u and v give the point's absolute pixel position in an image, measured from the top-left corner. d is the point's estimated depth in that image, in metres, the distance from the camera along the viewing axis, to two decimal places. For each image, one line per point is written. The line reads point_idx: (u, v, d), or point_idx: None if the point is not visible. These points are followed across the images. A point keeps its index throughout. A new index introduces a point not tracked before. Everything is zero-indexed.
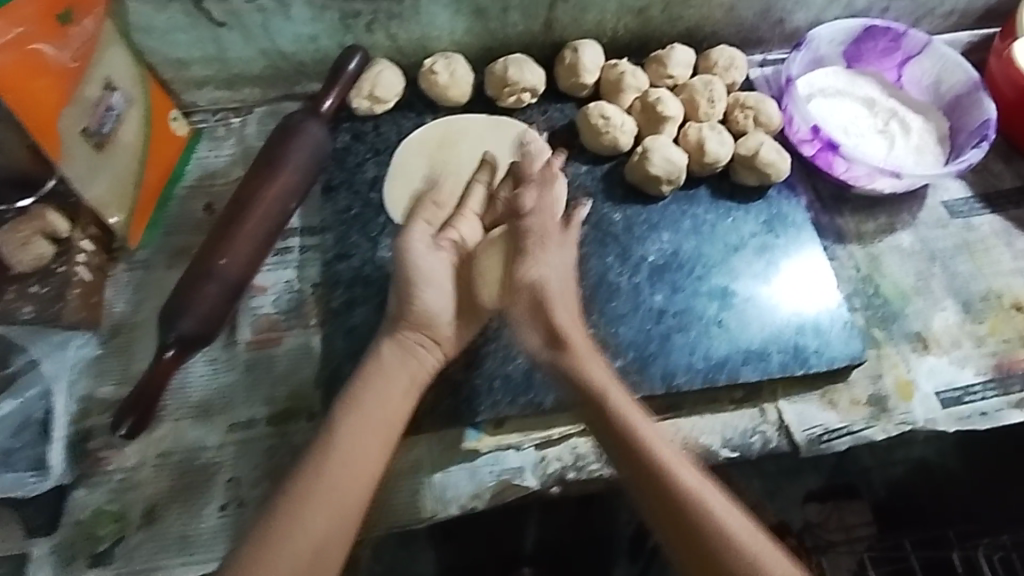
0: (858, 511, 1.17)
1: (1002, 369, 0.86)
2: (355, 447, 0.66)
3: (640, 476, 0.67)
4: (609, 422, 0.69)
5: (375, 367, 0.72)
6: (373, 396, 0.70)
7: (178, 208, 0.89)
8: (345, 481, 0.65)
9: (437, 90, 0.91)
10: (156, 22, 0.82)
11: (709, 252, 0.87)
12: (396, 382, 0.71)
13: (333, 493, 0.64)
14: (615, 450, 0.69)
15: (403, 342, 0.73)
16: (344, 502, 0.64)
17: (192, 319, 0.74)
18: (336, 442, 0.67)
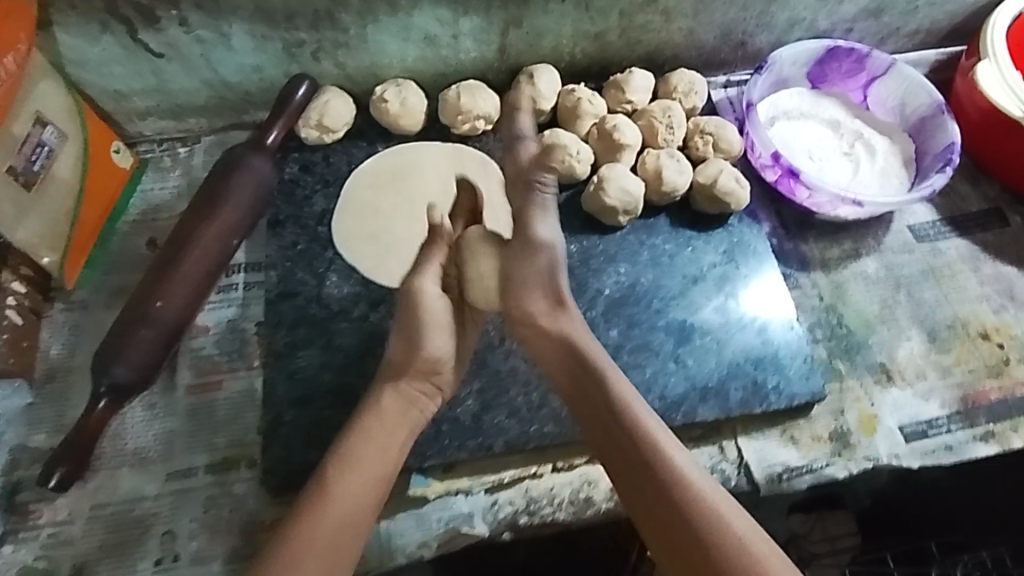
0: (844, 522, 1.11)
1: (968, 401, 0.84)
2: (363, 466, 0.64)
3: (630, 455, 0.64)
4: (595, 398, 0.67)
5: (374, 410, 0.68)
6: (373, 417, 0.68)
7: (119, 245, 0.86)
8: (351, 510, 0.62)
9: (389, 119, 0.88)
10: (90, 55, 0.80)
11: (667, 284, 0.85)
12: (406, 415, 0.69)
13: (337, 518, 0.61)
14: (606, 430, 0.66)
15: (407, 392, 0.70)
16: (342, 529, 0.60)
17: (126, 365, 0.72)
18: (341, 463, 0.64)
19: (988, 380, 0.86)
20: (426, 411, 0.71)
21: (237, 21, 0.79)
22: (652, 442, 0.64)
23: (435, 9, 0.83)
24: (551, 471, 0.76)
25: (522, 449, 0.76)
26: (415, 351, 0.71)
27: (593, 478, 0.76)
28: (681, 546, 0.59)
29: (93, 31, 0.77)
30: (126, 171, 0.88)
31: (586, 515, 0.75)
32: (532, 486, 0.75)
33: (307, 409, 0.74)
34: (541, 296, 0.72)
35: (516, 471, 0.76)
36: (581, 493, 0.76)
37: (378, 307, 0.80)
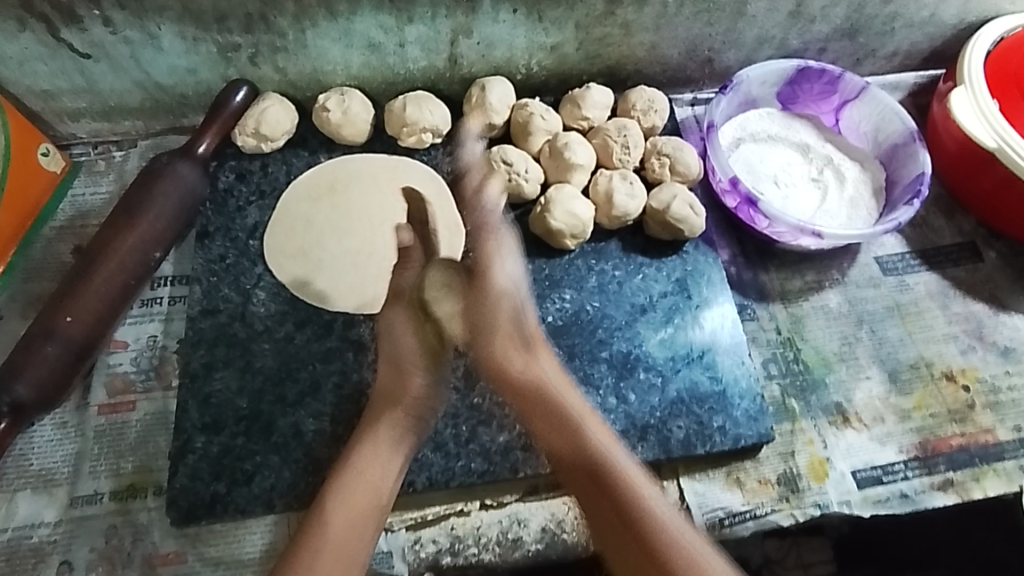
0: (819, 547, 1.00)
1: (927, 448, 0.79)
2: (356, 490, 0.60)
3: (597, 489, 0.59)
4: (567, 436, 0.62)
5: (368, 437, 0.64)
6: (368, 443, 0.64)
7: (42, 251, 0.82)
8: (351, 528, 0.58)
9: (330, 128, 0.84)
10: (10, 53, 0.76)
11: (613, 313, 0.80)
12: (405, 433, 0.65)
13: (341, 536, 0.58)
14: (577, 473, 0.61)
15: (395, 426, 0.65)
16: (348, 542, 0.58)
17: (26, 384, 0.68)
18: (336, 489, 0.60)
19: (950, 426, 0.81)
20: (421, 425, 0.67)
21: (164, 22, 0.76)
22: (608, 458, 0.60)
23: (377, 16, 0.79)
24: (479, 508, 0.72)
25: (446, 486, 0.71)
26: (401, 379, 0.68)
27: (522, 517, 0.72)
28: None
29: (11, 28, 0.74)
30: (56, 174, 0.84)
31: (513, 558, 0.71)
32: (456, 524, 0.71)
33: (218, 436, 0.71)
34: (508, 340, 0.67)
35: (441, 507, 0.71)
36: (509, 533, 0.71)
37: (304, 328, 0.76)
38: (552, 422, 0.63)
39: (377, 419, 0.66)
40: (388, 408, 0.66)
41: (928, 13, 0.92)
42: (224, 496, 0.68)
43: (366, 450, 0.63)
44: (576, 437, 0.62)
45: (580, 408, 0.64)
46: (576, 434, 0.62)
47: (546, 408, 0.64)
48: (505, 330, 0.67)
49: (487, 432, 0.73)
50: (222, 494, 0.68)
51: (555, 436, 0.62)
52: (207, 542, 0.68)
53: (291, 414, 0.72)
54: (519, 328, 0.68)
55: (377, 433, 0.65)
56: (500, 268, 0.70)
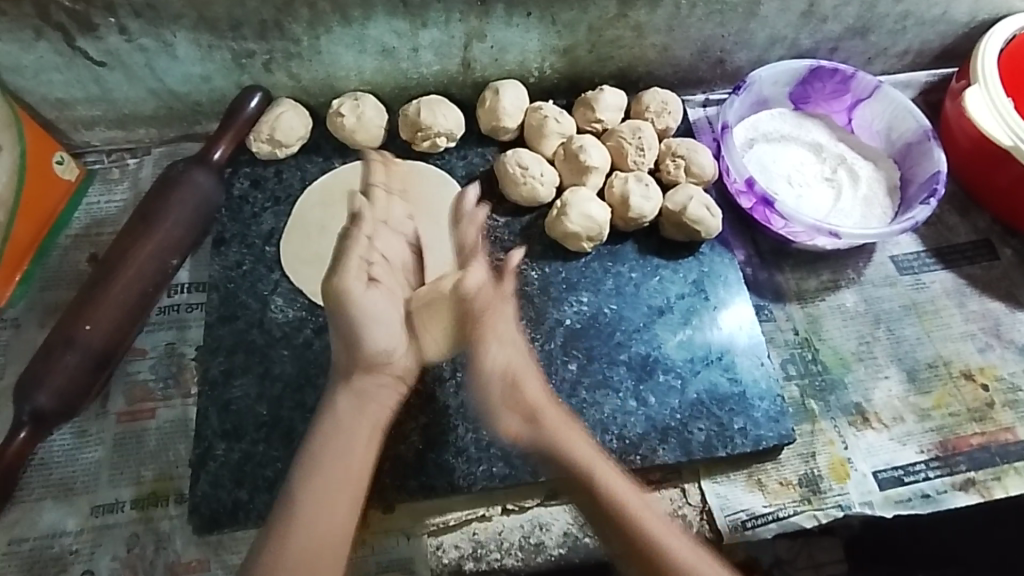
0: (829, 547, 0.98)
1: (947, 447, 0.79)
2: (322, 477, 0.62)
3: (601, 521, 0.65)
4: (570, 477, 0.67)
5: (330, 416, 0.67)
6: (330, 424, 0.66)
7: (58, 260, 0.82)
8: (326, 514, 0.61)
9: (344, 134, 0.84)
10: (25, 62, 0.76)
11: (631, 316, 0.80)
12: (361, 418, 0.67)
13: (312, 530, 0.59)
14: (577, 494, 0.66)
15: (361, 390, 0.69)
16: (321, 534, 0.60)
17: (46, 393, 0.67)
18: (304, 478, 0.62)
19: (970, 425, 0.80)
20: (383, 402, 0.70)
21: (179, 30, 0.76)
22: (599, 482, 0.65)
23: (391, 21, 0.79)
24: (500, 513, 0.72)
25: (469, 490, 0.71)
26: (359, 352, 0.70)
27: (544, 521, 0.72)
28: None
29: (27, 37, 0.74)
30: (70, 183, 0.84)
31: (535, 562, 0.71)
32: (479, 529, 0.71)
33: (239, 443, 0.71)
34: (499, 389, 0.71)
35: (462, 513, 0.71)
36: (531, 537, 0.71)
37: (322, 334, 0.76)
38: (549, 458, 0.68)
39: (334, 403, 0.67)
40: (343, 385, 0.69)
41: (940, 11, 0.92)
42: (246, 503, 0.68)
43: (327, 441, 0.65)
44: (577, 476, 0.66)
45: (581, 446, 0.68)
46: (574, 469, 0.66)
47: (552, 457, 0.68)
48: (507, 403, 0.71)
49: None
50: (244, 500, 0.68)
51: (568, 478, 0.67)
52: (230, 548, 0.68)
53: (311, 420, 0.72)
54: (516, 393, 0.71)
55: (336, 408, 0.67)
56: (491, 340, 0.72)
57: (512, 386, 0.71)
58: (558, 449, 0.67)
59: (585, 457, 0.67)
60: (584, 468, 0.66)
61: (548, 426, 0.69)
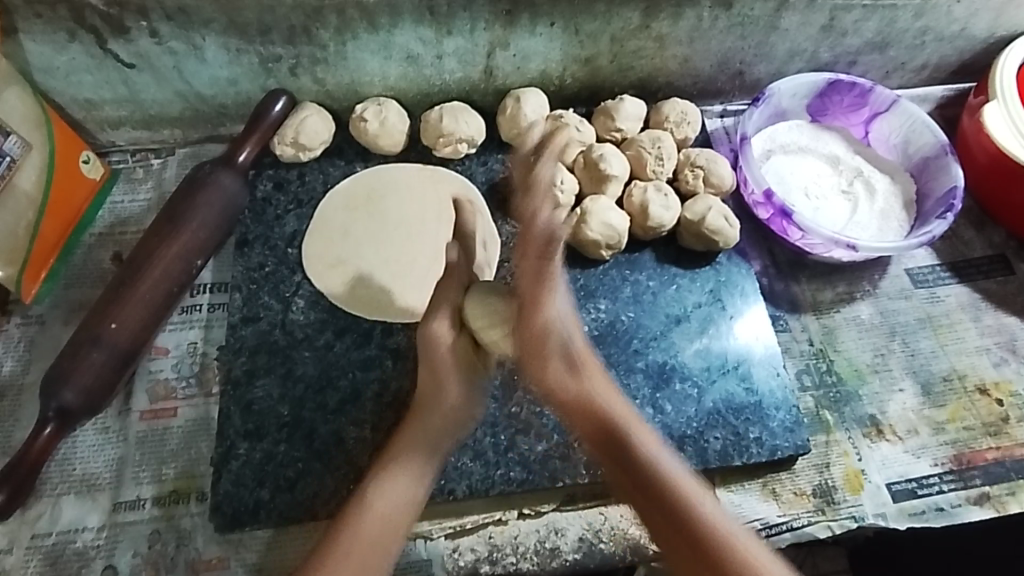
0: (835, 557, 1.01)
1: (962, 461, 0.79)
2: (398, 483, 0.60)
3: (645, 492, 0.58)
4: (613, 438, 0.60)
5: (407, 450, 0.63)
6: (408, 442, 0.63)
7: (83, 258, 0.83)
8: (400, 506, 0.59)
9: (367, 138, 0.85)
10: (58, 64, 0.78)
11: (648, 324, 0.81)
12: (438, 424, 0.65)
13: (381, 513, 0.58)
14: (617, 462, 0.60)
15: (430, 430, 0.64)
16: (374, 546, 0.57)
17: (72, 390, 0.68)
18: (378, 483, 0.60)
19: (985, 439, 0.81)
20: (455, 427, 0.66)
21: (209, 34, 0.77)
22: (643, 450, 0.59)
23: (417, 29, 0.80)
24: (516, 517, 0.72)
25: (488, 493, 0.72)
26: (432, 396, 0.66)
27: (560, 526, 0.72)
28: None
29: (61, 39, 0.75)
30: (96, 181, 0.85)
31: (551, 566, 0.71)
32: (495, 532, 0.72)
33: (261, 443, 0.71)
34: (556, 360, 0.62)
35: (479, 516, 0.72)
36: (546, 542, 0.72)
37: (343, 336, 0.77)
38: (597, 424, 0.61)
39: (410, 435, 0.64)
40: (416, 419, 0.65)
41: (958, 27, 0.92)
42: (267, 503, 0.69)
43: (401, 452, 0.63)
44: (628, 455, 0.59)
45: (635, 422, 0.61)
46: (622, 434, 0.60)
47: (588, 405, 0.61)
48: (555, 355, 0.63)
49: (525, 441, 0.73)
50: (265, 500, 0.69)
51: (614, 452, 0.60)
52: (252, 548, 0.69)
53: (331, 422, 0.73)
54: (563, 352, 0.63)
55: (409, 434, 0.64)
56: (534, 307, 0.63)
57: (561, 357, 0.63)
58: (611, 418, 0.61)
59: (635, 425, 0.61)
60: (627, 431, 0.60)
61: (601, 398, 0.62)
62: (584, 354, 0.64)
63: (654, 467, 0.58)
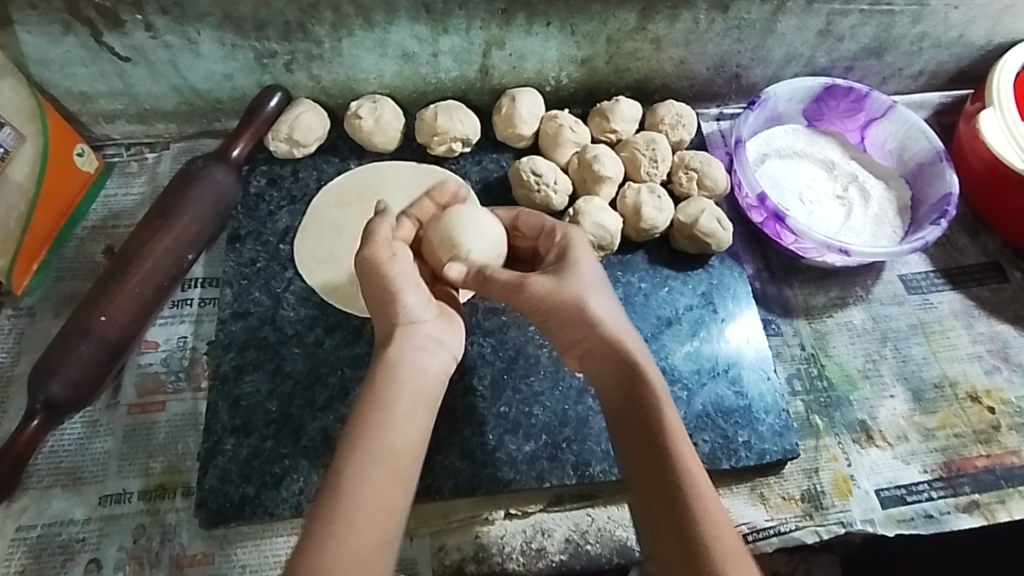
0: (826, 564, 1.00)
1: (951, 468, 0.79)
2: (380, 439, 0.57)
3: (646, 444, 0.59)
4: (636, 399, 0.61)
5: (396, 379, 0.61)
6: (388, 388, 0.61)
7: (75, 251, 0.83)
8: (379, 488, 0.55)
9: (362, 135, 0.85)
10: (53, 55, 0.78)
11: (639, 325, 0.81)
12: (410, 380, 0.62)
13: (364, 486, 0.55)
14: (630, 414, 0.61)
15: (403, 352, 0.63)
16: (382, 500, 0.55)
17: (61, 382, 0.68)
18: (354, 443, 0.57)
19: (975, 447, 0.80)
20: (428, 368, 0.64)
21: (205, 29, 0.77)
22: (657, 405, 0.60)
23: (413, 27, 0.80)
24: (503, 517, 0.72)
25: (475, 493, 0.71)
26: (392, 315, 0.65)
27: (547, 527, 0.72)
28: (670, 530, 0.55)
29: (56, 32, 0.75)
30: (89, 174, 0.85)
31: (537, 567, 0.71)
32: (482, 532, 0.71)
33: (248, 439, 0.71)
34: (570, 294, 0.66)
35: (466, 516, 0.72)
36: (533, 543, 0.72)
37: (333, 333, 0.77)
38: (619, 374, 0.63)
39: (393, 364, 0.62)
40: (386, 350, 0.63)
41: (956, 34, 0.92)
42: (253, 499, 0.69)
43: (384, 412, 0.59)
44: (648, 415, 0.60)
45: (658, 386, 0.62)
46: (644, 395, 0.61)
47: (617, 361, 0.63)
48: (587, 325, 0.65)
49: (514, 441, 0.73)
50: (251, 496, 0.69)
51: (629, 401, 0.62)
52: (237, 543, 0.69)
53: (319, 419, 0.73)
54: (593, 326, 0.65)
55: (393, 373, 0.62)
56: (536, 280, 0.66)
57: (581, 328, 0.65)
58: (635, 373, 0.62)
59: (656, 387, 0.61)
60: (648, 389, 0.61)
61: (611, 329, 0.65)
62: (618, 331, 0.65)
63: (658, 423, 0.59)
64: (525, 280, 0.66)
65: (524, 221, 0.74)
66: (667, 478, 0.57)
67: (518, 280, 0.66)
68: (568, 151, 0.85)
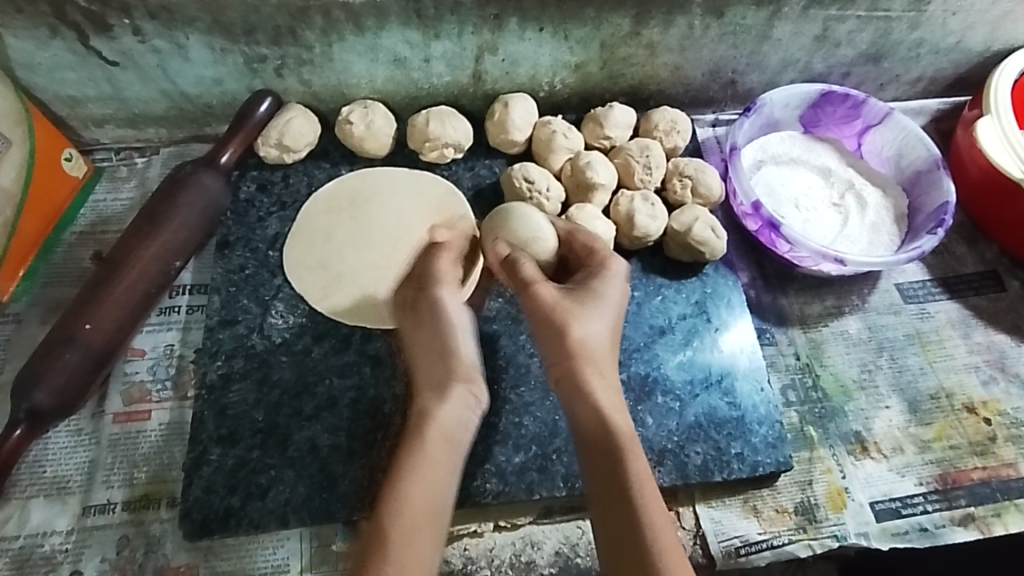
0: None
1: (947, 481, 0.78)
2: (419, 503, 0.56)
3: (604, 467, 0.60)
4: (601, 421, 0.61)
5: (434, 432, 0.60)
6: (431, 445, 0.59)
7: (62, 257, 0.82)
8: (422, 548, 0.55)
9: (353, 141, 0.84)
10: (40, 60, 0.77)
11: (632, 335, 0.80)
12: (452, 434, 0.61)
13: (407, 550, 0.54)
14: (592, 435, 0.61)
15: (447, 405, 0.62)
16: (419, 559, 0.54)
17: (45, 391, 0.67)
18: (394, 502, 0.56)
19: (971, 459, 0.79)
20: (470, 426, 0.63)
21: (193, 33, 0.76)
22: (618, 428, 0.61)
23: (404, 32, 0.79)
24: (492, 529, 0.71)
25: (462, 505, 0.70)
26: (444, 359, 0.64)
27: (536, 539, 0.71)
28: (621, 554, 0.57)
29: (42, 36, 0.75)
30: (78, 179, 0.84)
31: None
32: (470, 544, 0.70)
33: (234, 448, 0.70)
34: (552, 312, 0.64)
35: (454, 527, 0.71)
36: (522, 555, 0.71)
37: (322, 341, 0.76)
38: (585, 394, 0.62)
39: (435, 415, 0.61)
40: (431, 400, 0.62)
41: (954, 40, 0.91)
42: (238, 510, 0.68)
43: (424, 469, 0.58)
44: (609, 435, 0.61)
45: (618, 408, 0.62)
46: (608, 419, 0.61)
47: (581, 382, 0.63)
48: (554, 347, 0.64)
49: (504, 452, 0.72)
50: (236, 507, 0.68)
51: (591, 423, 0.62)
52: (221, 554, 0.68)
53: (306, 428, 0.72)
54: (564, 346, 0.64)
55: (435, 426, 0.61)
56: (540, 289, 0.65)
57: (560, 348, 0.64)
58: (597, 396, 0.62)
59: (622, 422, 0.61)
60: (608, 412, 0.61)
61: (582, 350, 0.63)
62: (589, 349, 0.64)
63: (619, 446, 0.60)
64: (531, 287, 0.65)
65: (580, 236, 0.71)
66: (620, 502, 0.58)
67: (525, 284, 0.65)
68: (561, 159, 0.85)
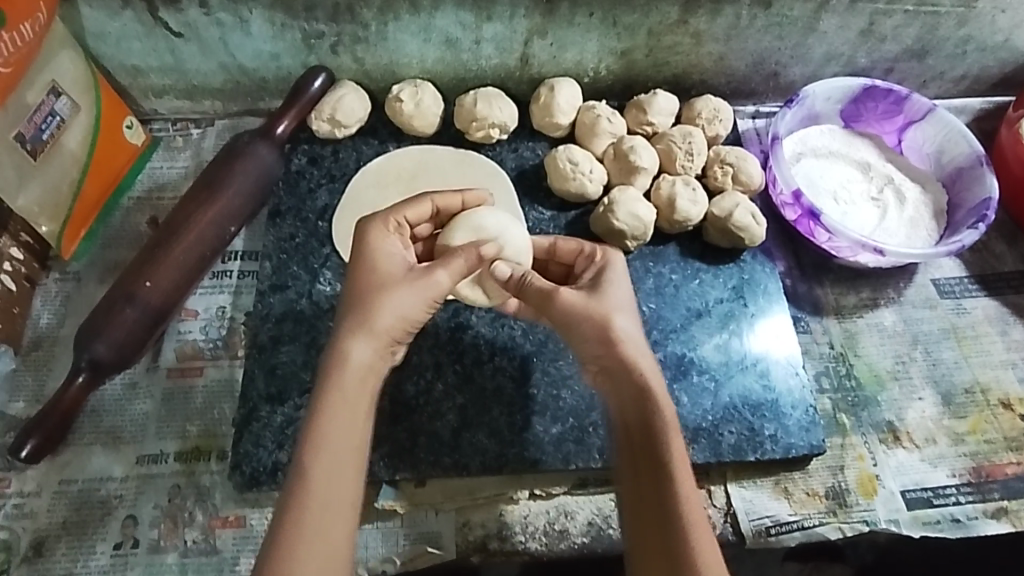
0: None
1: (980, 473, 0.78)
2: (332, 443, 0.55)
3: (643, 454, 0.59)
4: (643, 410, 0.60)
5: (345, 367, 0.58)
6: (336, 382, 0.57)
7: (120, 221, 0.86)
8: (339, 482, 0.54)
9: (402, 119, 0.86)
10: (110, 29, 0.80)
11: (669, 315, 0.81)
12: (366, 375, 0.59)
13: (323, 486, 0.54)
14: (632, 423, 0.61)
15: (370, 351, 0.59)
16: (336, 494, 0.54)
17: (106, 343, 0.70)
18: (313, 444, 0.55)
19: (1006, 453, 0.80)
20: (382, 373, 0.60)
21: (256, 8, 0.79)
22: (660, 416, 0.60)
23: (458, 13, 0.82)
24: (527, 497, 0.73)
25: (500, 472, 0.72)
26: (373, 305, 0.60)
27: (570, 509, 0.73)
28: (651, 537, 0.57)
29: (114, 6, 0.78)
30: (137, 147, 0.87)
31: (558, 548, 0.71)
32: (506, 510, 0.72)
33: (282, 407, 0.73)
34: (594, 306, 0.63)
35: (490, 493, 0.73)
36: (556, 524, 0.72)
37: None
38: (627, 383, 0.62)
39: (347, 356, 0.58)
40: (353, 339, 0.59)
41: (1002, 38, 0.92)
42: (285, 465, 0.71)
43: (333, 406, 0.56)
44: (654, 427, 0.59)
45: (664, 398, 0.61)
46: (653, 409, 0.60)
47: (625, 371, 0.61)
48: (591, 335, 0.63)
49: (542, 423, 0.74)
50: (283, 462, 0.71)
51: (632, 412, 0.61)
52: (267, 507, 0.71)
53: None
54: (604, 335, 0.62)
55: (348, 364, 0.58)
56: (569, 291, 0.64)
57: (600, 341, 0.63)
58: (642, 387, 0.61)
59: (668, 412, 0.60)
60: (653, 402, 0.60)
61: (621, 340, 0.62)
62: (630, 340, 0.62)
63: (659, 434, 0.59)
64: (557, 292, 0.64)
65: (560, 248, 0.73)
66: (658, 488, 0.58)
67: (549, 289, 0.64)
68: (603, 142, 0.86)
